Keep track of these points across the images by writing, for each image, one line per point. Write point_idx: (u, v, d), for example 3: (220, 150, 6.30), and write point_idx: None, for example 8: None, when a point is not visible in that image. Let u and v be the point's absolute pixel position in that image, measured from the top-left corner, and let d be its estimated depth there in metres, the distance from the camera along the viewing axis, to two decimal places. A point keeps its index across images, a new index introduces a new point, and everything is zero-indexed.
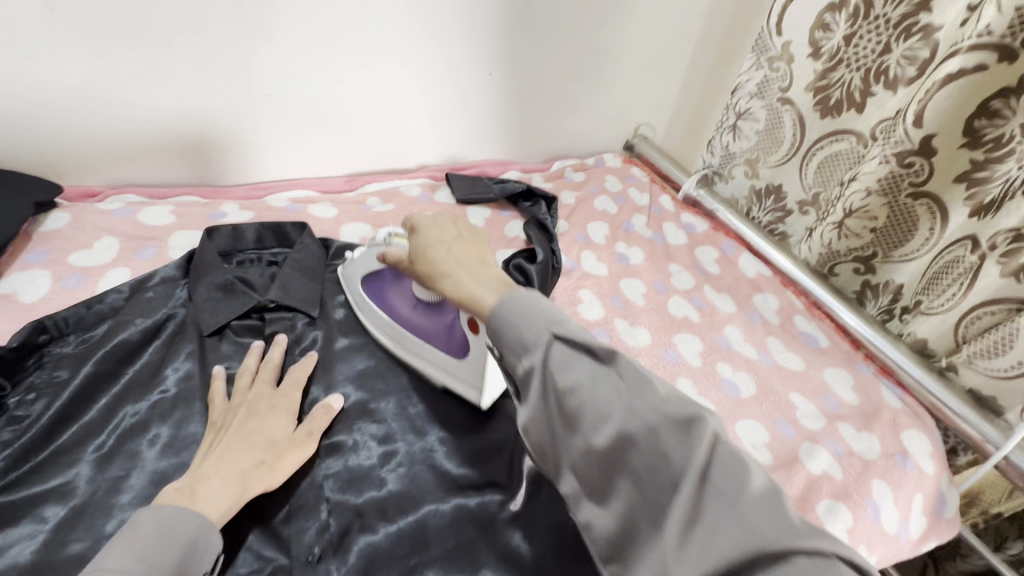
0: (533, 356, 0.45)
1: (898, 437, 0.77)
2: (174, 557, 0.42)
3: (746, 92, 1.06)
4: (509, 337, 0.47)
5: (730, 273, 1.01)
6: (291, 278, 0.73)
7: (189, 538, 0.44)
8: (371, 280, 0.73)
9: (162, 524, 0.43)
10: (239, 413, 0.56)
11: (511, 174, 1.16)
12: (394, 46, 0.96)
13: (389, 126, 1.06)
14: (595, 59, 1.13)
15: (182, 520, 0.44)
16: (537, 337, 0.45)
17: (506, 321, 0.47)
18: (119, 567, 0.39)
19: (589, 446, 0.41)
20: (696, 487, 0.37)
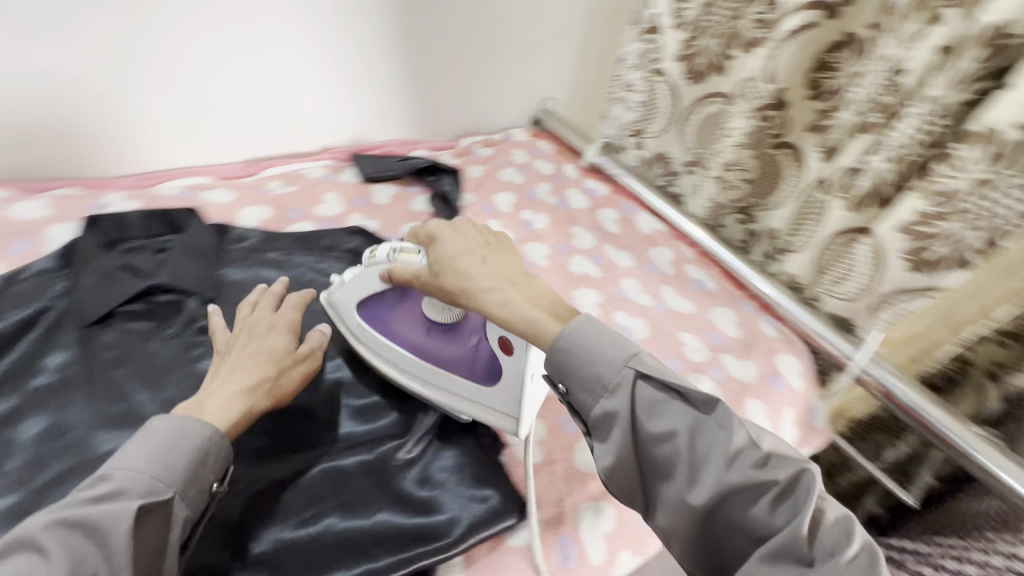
0: (616, 399, 0.51)
1: (772, 360, 0.87)
2: (183, 464, 0.47)
3: (629, 63, 1.15)
4: (588, 379, 0.52)
5: (630, 231, 1.08)
6: (182, 262, 0.72)
7: (197, 448, 0.48)
8: (370, 305, 0.69)
9: (174, 433, 0.48)
10: (242, 336, 0.61)
11: (419, 152, 1.17)
12: (283, 29, 0.95)
13: (287, 109, 1.05)
14: (491, 35, 1.18)
15: (190, 430, 0.49)
16: (619, 379, 0.51)
17: (582, 364, 0.52)
18: (135, 466, 0.45)
19: (682, 487, 0.48)
20: (799, 543, 0.43)
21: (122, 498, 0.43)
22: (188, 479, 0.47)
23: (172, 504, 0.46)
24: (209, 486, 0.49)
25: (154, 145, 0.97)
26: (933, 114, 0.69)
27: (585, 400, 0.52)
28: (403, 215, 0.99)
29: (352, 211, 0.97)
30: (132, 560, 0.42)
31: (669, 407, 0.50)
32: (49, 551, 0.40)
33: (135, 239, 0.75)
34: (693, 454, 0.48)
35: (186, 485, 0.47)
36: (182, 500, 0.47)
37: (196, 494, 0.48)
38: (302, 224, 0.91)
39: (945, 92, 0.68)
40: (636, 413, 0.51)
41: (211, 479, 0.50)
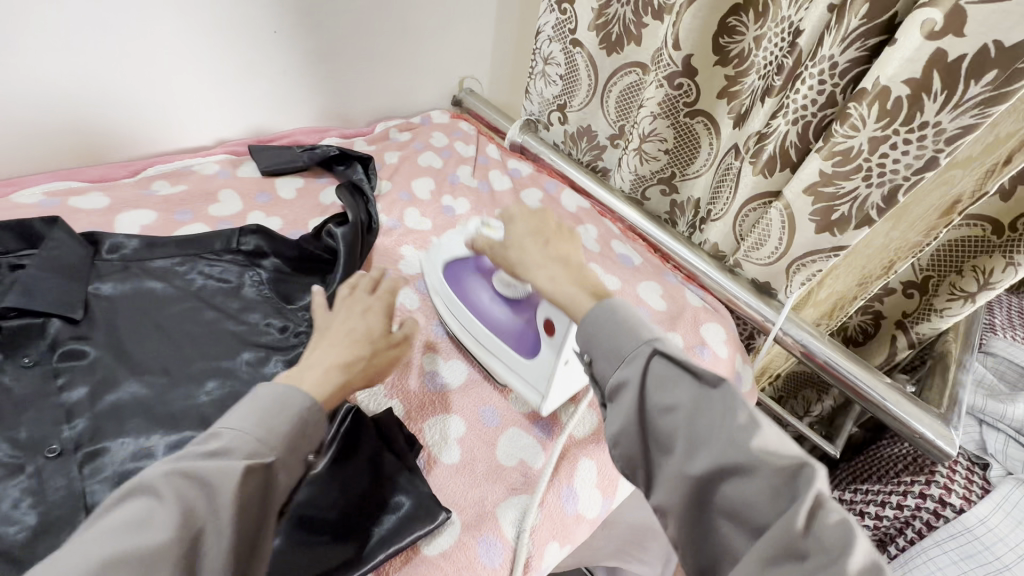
0: (630, 369, 0.50)
1: (698, 330, 0.87)
2: (288, 428, 0.44)
3: (546, 36, 1.10)
4: (610, 348, 0.52)
5: (554, 210, 1.05)
6: (41, 279, 0.63)
7: (300, 416, 0.45)
8: (454, 266, 0.75)
9: (283, 397, 0.45)
10: (341, 313, 0.58)
11: (330, 141, 1.10)
12: (151, 6, 0.83)
13: (170, 99, 0.94)
14: (398, 9, 1.09)
15: (292, 396, 0.46)
16: (636, 351, 0.50)
17: (605, 333, 0.53)
18: (240, 427, 0.42)
19: (679, 462, 0.46)
20: (795, 535, 0.40)
21: (228, 456, 0.40)
22: (291, 445, 0.44)
23: (276, 469, 0.43)
24: (310, 455, 0.46)
25: (6, 145, 0.84)
26: (831, 73, 0.69)
27: (601, 368, 0.52)
28: (313, 210, 0.92)
29: (252, 209, 0.89)
30: (234, 521, 0.39)
31: (683, 383, 0.48)
32: (156, 499, 0.37)
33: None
34: (695, 433, 0.46)
35: (287, 452, 0.44)
36: (284, 466, 0.44)
37: (296, 462, 0.45)
38: (193, 226, 0.83)
39: (834, 49, 0.67)
40: (646, 385, 0.49)
41: (310, 450, 0.46)
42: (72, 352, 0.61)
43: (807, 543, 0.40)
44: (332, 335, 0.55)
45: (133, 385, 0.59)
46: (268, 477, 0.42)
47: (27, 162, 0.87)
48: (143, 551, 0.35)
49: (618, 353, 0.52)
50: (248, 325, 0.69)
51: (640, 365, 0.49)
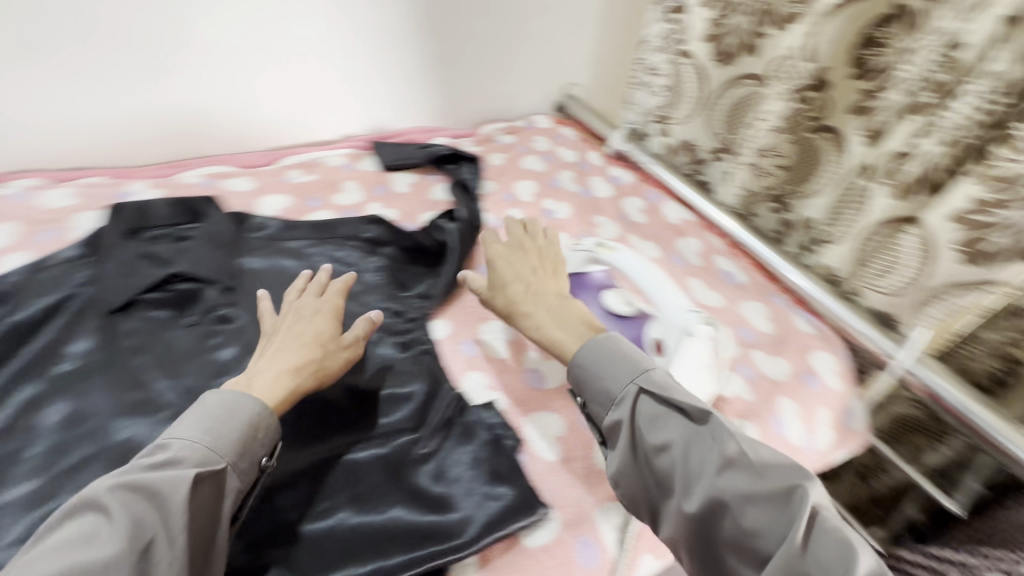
0: (621, 410, 0.54)
1: (805, 358, 0.82)
2: (235, 434, 0.49)
3: (653, 46, 1.09)
4: (599, 391, 0.56)
5: (656, 220, 1.04)
6: (202, 251, 0.72)
7: (248, 421, 0.50)
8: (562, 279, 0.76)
9: (226, 406, 0.50)
10: (289, 317, 0.63)
11: (439, 140, 1.15)
12: (300, 14, 0.94)
13: (305, 97, 1.04)
14: (511, 17, 1.13)
15: (239, 405, 0.50)
16: (625, 392, 0.55)
17: (592, 377, 0.57)
18: (189, 438, 0.47)
19: (680, 497, 0.49)
20: (796, 555, 0.43)
21: (180, 465, 0.45)
22: (242, 451, 0.48)
23: (224, 475, 0.47)
24: (260, 459, 0.50)
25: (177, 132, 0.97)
26: (994, 91, 0.65)
27: (594, 410, 0.57)
28: (425, 204, 0.97)
29: (371, 200, 0.96)
30: (185, 528, 0.43)
31: (671, 419, 0.52)
32: (110, 509, 0.41)
33: (157, 229, 0.75)
34: (689, 467, 0.50)
35: (237, 457, 0.48)
36: (234, 471, 0.48)
37: (247, 466, 0.49)
38: (321, 213, 0.90)
39: (1009, 65, 0.63)
40: (639, 424, 0.54)
41: (263, 452, 0.50)
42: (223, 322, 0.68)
43: (808, 563, 0.43)
44: (284, 341, 0.59)
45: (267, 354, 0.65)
46: (218, 483, 0.46)
47: (192, 148, 1.00)
48: (95, 562, 0.38)
49: (608, 396, 0.56)
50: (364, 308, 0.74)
51: (628, 407, 0.54)
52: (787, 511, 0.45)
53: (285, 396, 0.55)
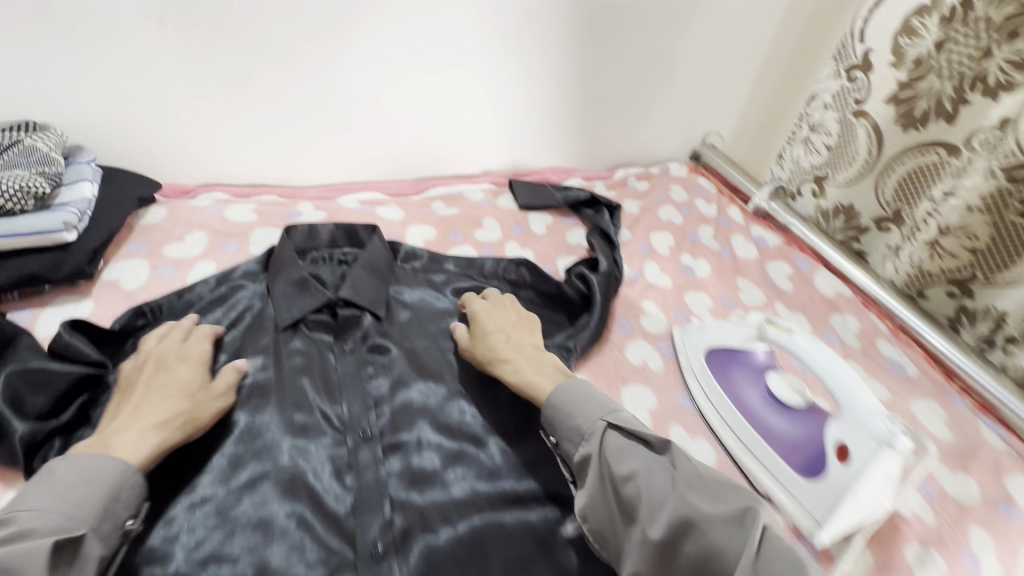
0: (590, 445, 0.55)
1: (1001, 482, 0.70)
2: (97, 499, 0.47)
3: (821, 102, 1.02)
4: (570, 427, 0.57)
5: (805, 290, 0.95)
6: (360, 277, 0.74)
7: (112, 486, 0.48)
8: (720, 356, 0.72)
9: (88, 469, 0.47)
10: (148, 367, 0.58)
11: (574, 182, 1.14)
12: (468, 53, 0.96)
13: (458, 131, 1.05)
14: (667, 64, 1.11)
15: (102, 467, 0.48)
16: (594, 428, 0.56)
17: (563, 413, 0.58)
18: (41, 508, 0.44)
19: (643, 524, 0.50)
20: (752, 565, 0.45)
21: (36, 542, 0.42)
22: (104, 516, 0.47)
23: (85, 542, 0.45)
24: (124, 522, 0.49)
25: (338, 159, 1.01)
26: None
27: (567, 447, 0.57)
28: (561, 249, 0.96)
29: (510, 239, 0.96)
30: None
31: (636, 451, 0.54)
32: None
33: (320, 252, 0.80)
34: (653, 495, 0.50)
35: (99, 521, 0.46)
36: (95, 540, 0.46)
37: (111, 530, 0.47)
38: (463, 248, 0.92)
39: None
40: (607, 458, 0.54)
41: (128, 515, 0.49)
42: (380, 351, 0.70)
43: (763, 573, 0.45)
44: (155, 394, 0.55)
45: (419, 391, 0.66)
46: (74, 552, 0.44)
47: (347, 174, 1.03)
48: None
49: (578, 432, 0.57)
50: None
51: (598, 441, 0.55)
52: (743, 529, 0.47)
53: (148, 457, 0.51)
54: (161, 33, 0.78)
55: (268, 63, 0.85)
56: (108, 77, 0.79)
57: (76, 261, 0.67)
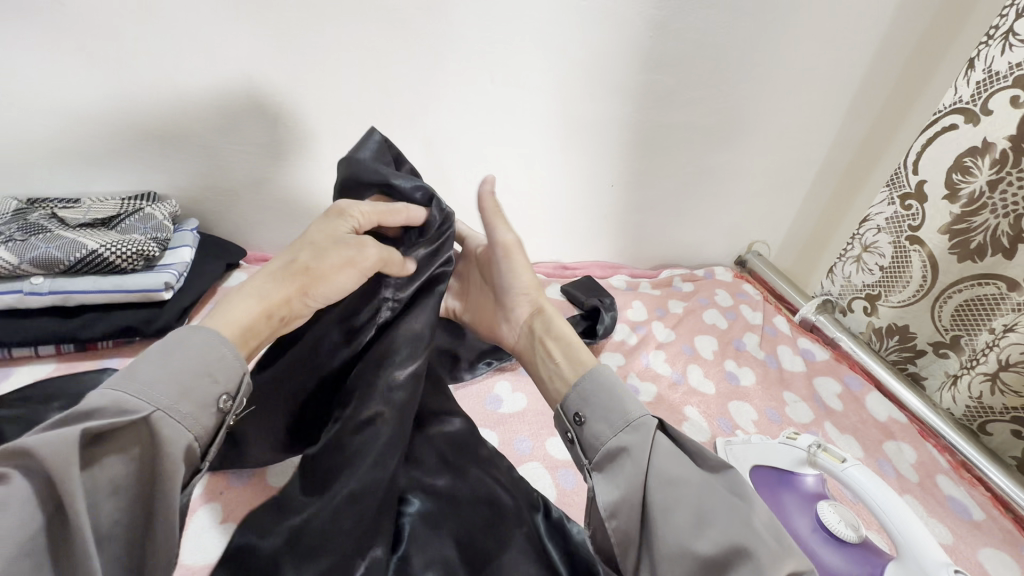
0: (635, 437, 0.49)
1: None
2: (189, 374, 0.42)
3: (875, 225, 1.03)
4: (612, 410, 0.51)
5: (856, 412, 0.93)
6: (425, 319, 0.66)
7: (201, 359, 0.43)
8: (766, 478, 0.70)
9: (186, 349, 0.43)
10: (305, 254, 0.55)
11: (620, 278, 1.18)
12: (535, 158, 1.03)
13: (514, 226, 1.12)
14: (714, 177, 1.16)
15: (195, 343, 0.44)
16: (643, 420, 0.50)
17: (606, 394, 0.52)
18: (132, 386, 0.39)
19: (681, 530, 0.44)
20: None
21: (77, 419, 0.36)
22: (184, 395, 0.41)
23: (158, 424, 0.39)
24: (218, 400, 0.43)
25: None
26: None
27: (600, 428, 0.51)
28: (607, 344, 0.97)
29: None
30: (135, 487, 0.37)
31: (685, 459, 0.48)
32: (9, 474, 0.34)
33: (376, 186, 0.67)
34: (700, 505, 0.45)
35: (188, 395, 0.41)
36: (181, 423, 0.40)
37: (201, 409, 0.42)
38: None
39: None
40: (650, 458, 0.48)
41: (220, 390, 0.44)
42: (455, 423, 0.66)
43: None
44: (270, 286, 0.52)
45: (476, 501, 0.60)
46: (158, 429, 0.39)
47: None
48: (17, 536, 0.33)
49: (619, 420, 0.51)
50: (543, 449, 0.74)
51: (646, 436, 0.49)
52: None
53: (237, 335, 0.48)
54: (269, 125, 0.88)
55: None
56: (220, 160, 0.90)
57: (166, 317, 0.74)
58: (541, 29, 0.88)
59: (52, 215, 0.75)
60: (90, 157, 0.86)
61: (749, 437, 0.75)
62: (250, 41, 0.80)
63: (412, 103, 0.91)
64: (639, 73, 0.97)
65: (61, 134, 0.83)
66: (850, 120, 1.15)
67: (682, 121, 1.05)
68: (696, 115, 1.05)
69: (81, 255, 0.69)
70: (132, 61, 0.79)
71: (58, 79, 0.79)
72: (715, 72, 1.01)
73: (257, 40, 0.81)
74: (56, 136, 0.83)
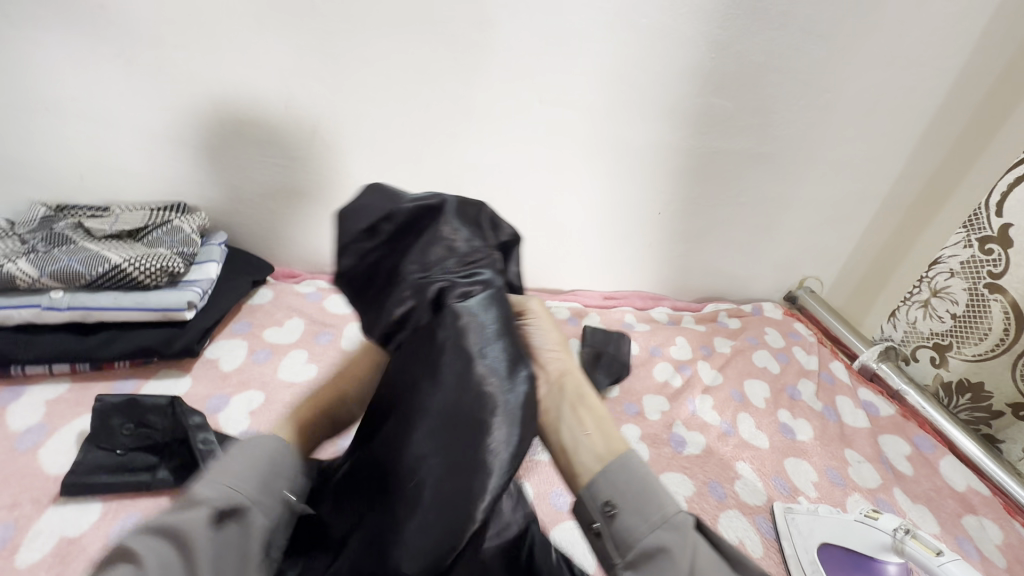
0: (671, 537, 0.37)
1: None
2: (262, 468, 0.38)
3: (946, 268, 0.93)
4: (652, 500, 0.38)
5: (929, 478, 0.83)
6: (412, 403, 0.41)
7: (270, 454, 0.40)
8: (838, 556, 0.63)
9: (250, 449, 0.39)
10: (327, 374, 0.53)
11: (661, 311, 1.10)
12: (578, 178, 0.96)
13: (552, 252, 1.06)
14: (768, 207, 1.08)
15: (257, 442, 0.40)
16: (682, 517, 0.38)
17: (645, 482, 0.38)
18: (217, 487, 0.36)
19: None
20: None
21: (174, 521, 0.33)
22: (268, 485, 0.38)
23: (246, 512, 0.36)
24: (286, 492, 0.40)
25: None
26: None
27: (635, 522, 0.37)
28: (649, 384, 0.90)
29: None
30: None
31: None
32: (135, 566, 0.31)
33: (440, 253, 0.44)
34: None
35: (264, 489, 0.38)
36: (256, 511, 0.37)
37: (275, 503, 0.38)
38: None
39: None
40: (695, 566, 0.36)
41: (288, 485, 0.40)
42: None
43: None
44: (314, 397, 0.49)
45: None
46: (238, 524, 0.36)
47: None
48: None
49: (654, 510, 0.38)
50: None
51: (687, 536, 0.37)
52: None
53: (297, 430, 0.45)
54: (300, 136, 0.84)
55: (384, 171, 0.90)
56: (249, 174, 0.87)
57: (187, 338, 0.69)
58: (591, 48, 0.83)
59: (77, 225, 0.72)
60: (120, 165, 0.83)
61: (814, 507, 0.68)
62: (286, 48, 0.77)
63: (453, 120, 0.86)
64: (695, 96, 0.90)
65: (93, 146, 0.81)
66: (919, 152, 1.06)
67: (738, 148, 0.98)
68: (753, 142, 0.98)
69: (103, 270, 0.66)
70: (165, 70, 0.76)
71: (93, 84, 0.76)
72: (776, 99, 0.94)
73: (295, 50, 0.77)
74: (89, 147, 0.81)
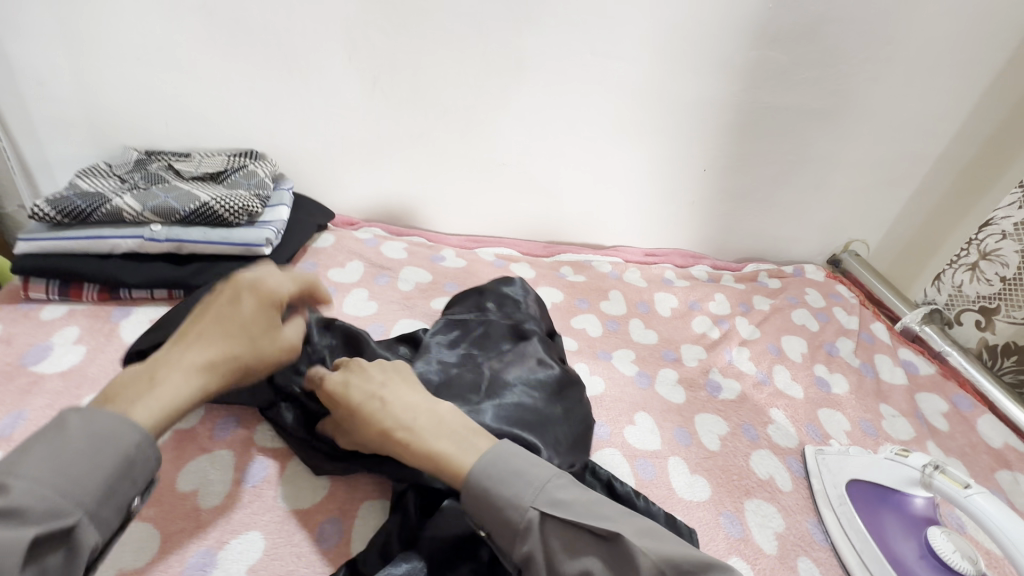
0: (528, 543, 0.44)
1: None
2: (106, 466, 0.39)
3: (999, 230, 0.91)
4: (501, 520, 0.45)
5: (965, 435, 0.84)
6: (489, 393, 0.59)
7: (124, 455, 0.40)
8: (867, 493, 0.67)
9: (98, 431, 0.39)
10: (241, 322, 0.50)
11: (701, 269, 1.12)
12: (625, 133, 0.98)
13: (595, 208, 1.09)
14: (816, 166, 1.07)
15: (112, 432, 0.40)
16: (527, 520, 0.44)
17: (493, 498, 0.45)
18: (46, 476, 0.36)
19: None
20: None
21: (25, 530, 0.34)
22: (107, 498, 0.39)
23: (82, 530, 0.37)
24: (129, 502, 0.41)
25: (483, 213, 1.08)
26: None
27: (503, 543, 0.45)
28: (687, 335, 0.93)
29: (634, 315, 0.96)
30: None
31: (582, 545, 0.42)
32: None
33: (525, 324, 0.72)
34: None
35: (101, 499, 0.38)
36: (94, 524, 0.38)
37: (110, 514, 0.39)
38: (589, 317, 0.93)
39: None
40: (551, 556, 0.43)
41: (135, 493, 0.41)
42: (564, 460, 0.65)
43: None
44: (194, 340, 0.48)
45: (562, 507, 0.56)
46: (61, 538, 0.36)
47: (483, 229, 1.10)
48: None
49: (508, 528, 0.44)
50: (621, 436, 0.71)
51: (535, 536, 0.43)
52: None
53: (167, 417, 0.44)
54: (361, 87, 0.89)
55: (439, 123, 0.94)
56: (315, 124, 0.93)
57: None
58: None
59: (168, 167, 0.80)
60: (199, 115, 0.90)
61: (845, 449, 0.72)
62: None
63: (505, 72, 0.89)
64: (750, 48, 0.90)
65: (176, 95, 0.88)
66: (986, 110, 1.02)
67: (791, 104, 0.97)
68: (807, 97, 0.97)
69: (194, 207, 0.73)
70: (240, 23, 0.82)
71: (178, 36, 0.82)
72: (834, 51, 0.92)
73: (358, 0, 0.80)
74: (173, 97, 0.88)
